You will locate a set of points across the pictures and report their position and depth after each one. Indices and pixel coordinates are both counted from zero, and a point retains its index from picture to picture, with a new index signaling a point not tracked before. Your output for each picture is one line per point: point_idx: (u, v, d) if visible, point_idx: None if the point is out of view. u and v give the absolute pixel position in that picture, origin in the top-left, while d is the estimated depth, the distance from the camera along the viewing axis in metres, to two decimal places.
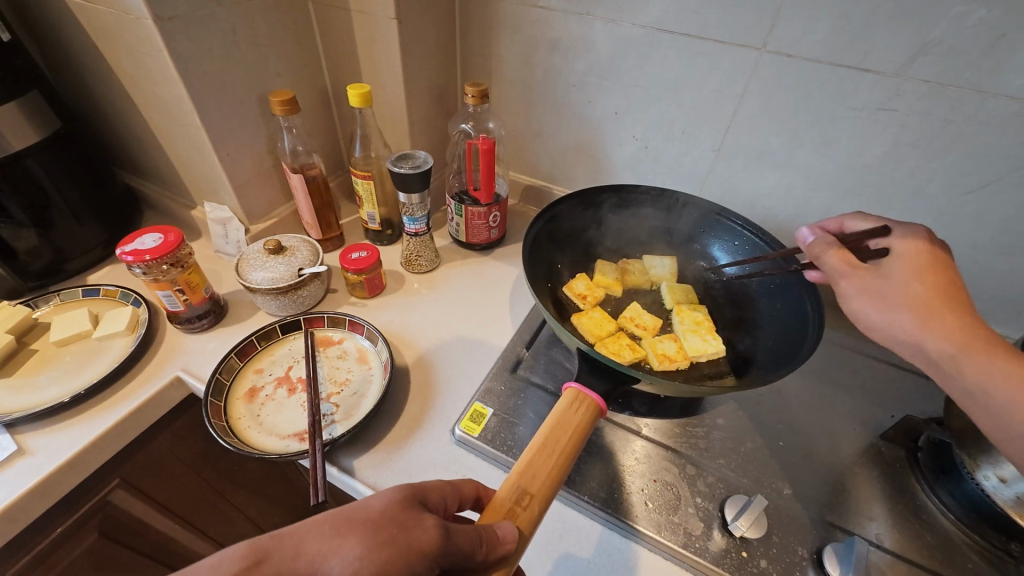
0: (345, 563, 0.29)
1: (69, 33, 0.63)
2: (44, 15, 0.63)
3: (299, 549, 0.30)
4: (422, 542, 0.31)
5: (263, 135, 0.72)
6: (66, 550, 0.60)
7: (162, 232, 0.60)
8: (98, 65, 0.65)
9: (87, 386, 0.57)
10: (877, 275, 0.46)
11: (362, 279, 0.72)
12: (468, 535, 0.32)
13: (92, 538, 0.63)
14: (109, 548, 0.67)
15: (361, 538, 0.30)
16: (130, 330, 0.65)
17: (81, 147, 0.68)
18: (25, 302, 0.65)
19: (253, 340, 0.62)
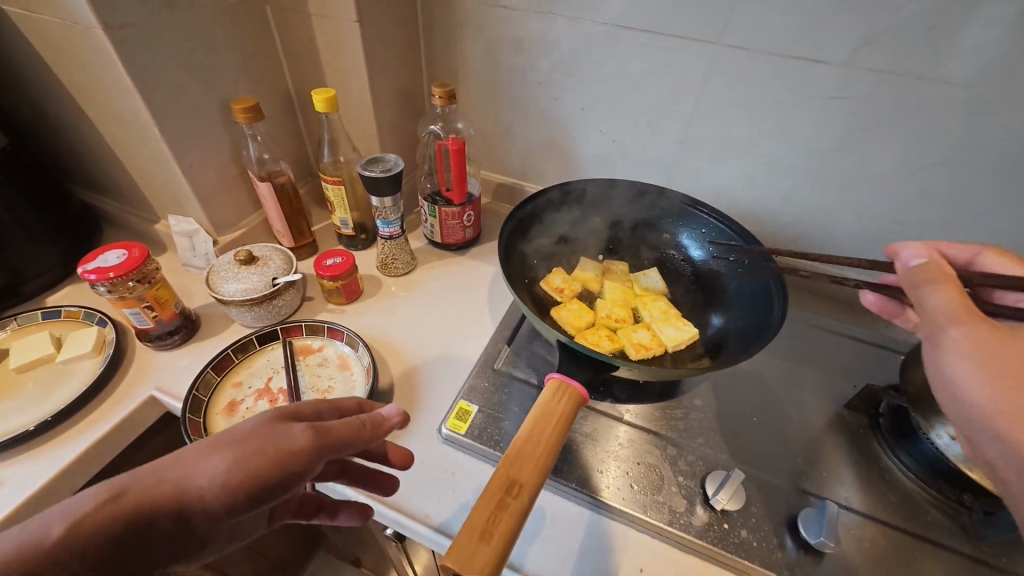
0: (213, 477, 0.30)
1: (11, 43, 0.60)
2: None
3: (159, 477, 0.29)
4: (298, 446, 0.32)
5: (227, 142, 0.70)
6: None
7: (125, 248, 0.58)
8: (45, 75, 0.62)
9: (55, 411, 0.55)
10: (1014, 336, 0.37)
11: (338, 285, 0.71)
12: (341, 431, 0.34)
13: None
14: None
15: (229, 453, 0.31)
16: (97, 350, 0.62)
17: (32, 164, 0.65)
18: None
19: (229, 353, 0.61)
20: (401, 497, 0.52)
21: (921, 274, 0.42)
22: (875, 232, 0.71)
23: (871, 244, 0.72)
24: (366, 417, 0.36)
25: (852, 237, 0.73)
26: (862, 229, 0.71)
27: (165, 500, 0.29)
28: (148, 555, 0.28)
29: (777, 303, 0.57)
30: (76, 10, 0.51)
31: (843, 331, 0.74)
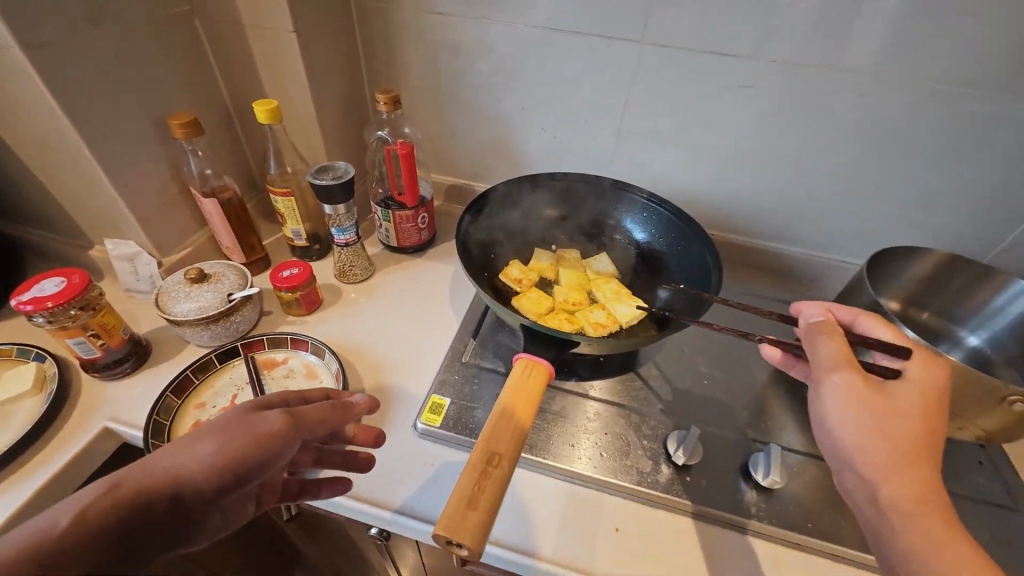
0: (204, 461, 0.34)
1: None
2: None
3: (150, 467, 0.33)
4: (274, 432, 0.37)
5: (164, 160, 0.68)
6: None
7: (63, 275, 0.55)
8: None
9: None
10: (889, 399, 0.43)
11: (297, 296, 0.71)
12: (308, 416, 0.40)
13: None
14: None
15: (213, 439, 0.35)
16: (38, 387, 0.59)
17: None
18: None
19: (189, 375, 0.60)
20: (384, 494, 0.53)
21: (839, 386, 0.43)
22: (793, 205, 0.79)
23: (791, 216, 0.81)
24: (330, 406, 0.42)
25: (774, 211, 0.81)
26: (781, 203, 0.80)
27: (162, 488, 0.32)
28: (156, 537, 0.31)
29: (714, 273, 0.63)
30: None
31: (774, 296, 0.82)
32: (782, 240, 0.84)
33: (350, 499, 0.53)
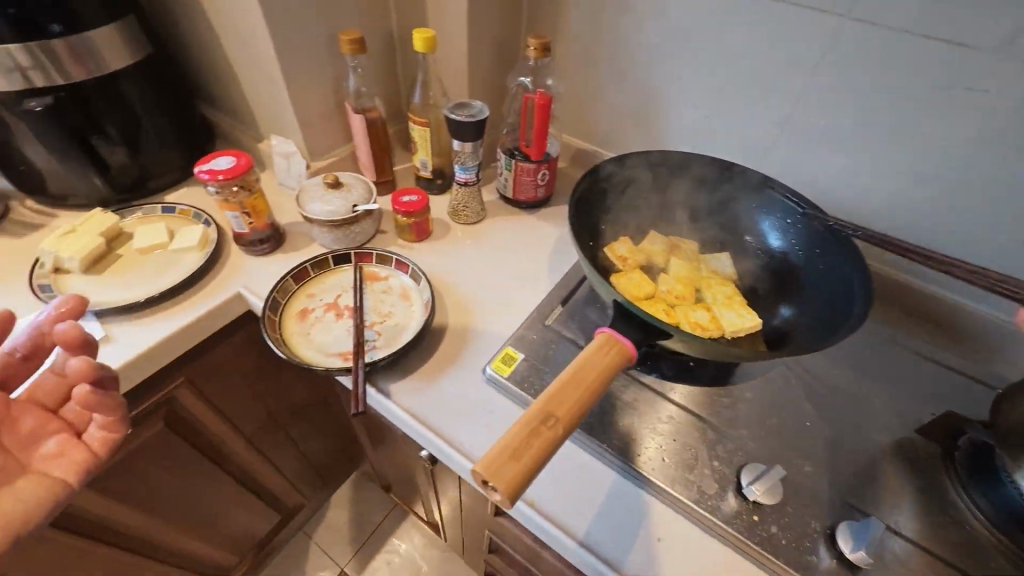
0: None
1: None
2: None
3: None
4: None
5: (330, 75, 0.75)
6: (137, 433, 0.67)
7: (235, 155, 0.65)
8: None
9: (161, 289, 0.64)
10: None
11: (410, 222, 0.75)
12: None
13: (160, 428, 0.70)
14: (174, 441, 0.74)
15: None
16: (200, 246, 0.70)
17: (167, 77, 0.77)
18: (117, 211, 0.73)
19: (307, 267, 0.67)
20: (440, 421, 0.56)
21: None
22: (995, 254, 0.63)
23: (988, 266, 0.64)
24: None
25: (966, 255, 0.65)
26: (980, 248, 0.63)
27: None
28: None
29: (860, 301, 0.53)
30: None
31: (931, 356, 0.67)
32: (965, 293, 0.67)
33: (411, 417, 0.56)
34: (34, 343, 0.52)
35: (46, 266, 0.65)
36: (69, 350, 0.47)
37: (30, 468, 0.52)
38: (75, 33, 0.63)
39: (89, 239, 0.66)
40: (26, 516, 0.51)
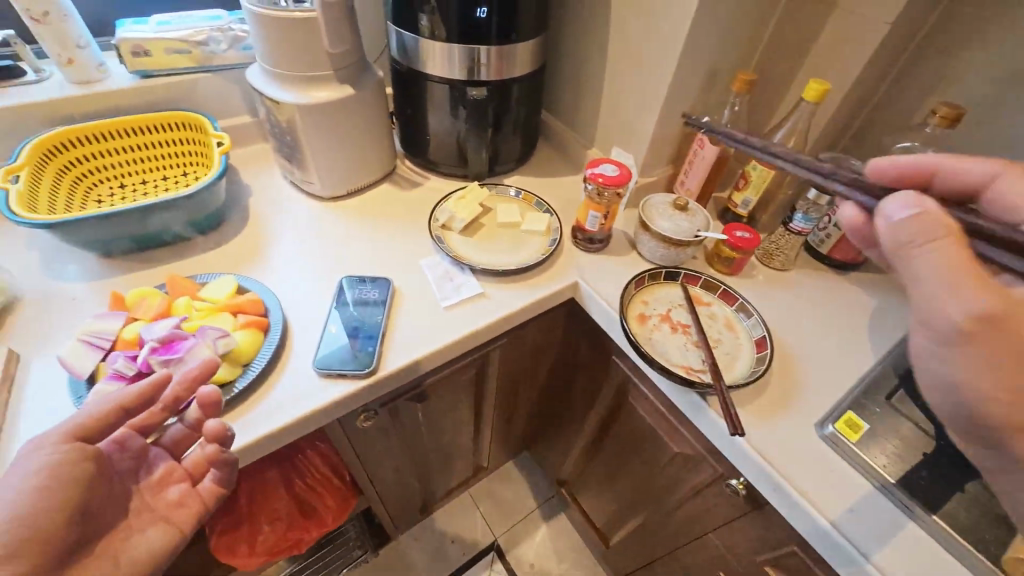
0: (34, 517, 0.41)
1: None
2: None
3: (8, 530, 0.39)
4: (64, 453, 0.44)
5: (693, 104, 0.80)
6: (460, 375, 0.79)
7: (616, 166, 0.73)
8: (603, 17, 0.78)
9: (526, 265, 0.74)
10: None
11: (734, 257, 0.77)
12: (91, 427, 0.45)
13: (470, 376, 0.82)
14: (469, 388, 0.86)
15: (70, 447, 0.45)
16: (545, 232, 0.80)
17: (539, 83, 0.88)
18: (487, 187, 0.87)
19: (645, 276, 0.74)
20: (784, 466, 0.57)
21: None
22: None
23: None
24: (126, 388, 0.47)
25: None
26: None
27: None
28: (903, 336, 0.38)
29: None
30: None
31: None
32: None
33: (754, 451, 0.58)
34: (183, 435, 0.54)
35: (439, 221, 0.78)
36: (212, 409, 0.49)
37: (159, 516, 0.51)
38: (514, 47, 0.77)
39: (472, 207, 0.79)
40: (164, 554, 0.50)
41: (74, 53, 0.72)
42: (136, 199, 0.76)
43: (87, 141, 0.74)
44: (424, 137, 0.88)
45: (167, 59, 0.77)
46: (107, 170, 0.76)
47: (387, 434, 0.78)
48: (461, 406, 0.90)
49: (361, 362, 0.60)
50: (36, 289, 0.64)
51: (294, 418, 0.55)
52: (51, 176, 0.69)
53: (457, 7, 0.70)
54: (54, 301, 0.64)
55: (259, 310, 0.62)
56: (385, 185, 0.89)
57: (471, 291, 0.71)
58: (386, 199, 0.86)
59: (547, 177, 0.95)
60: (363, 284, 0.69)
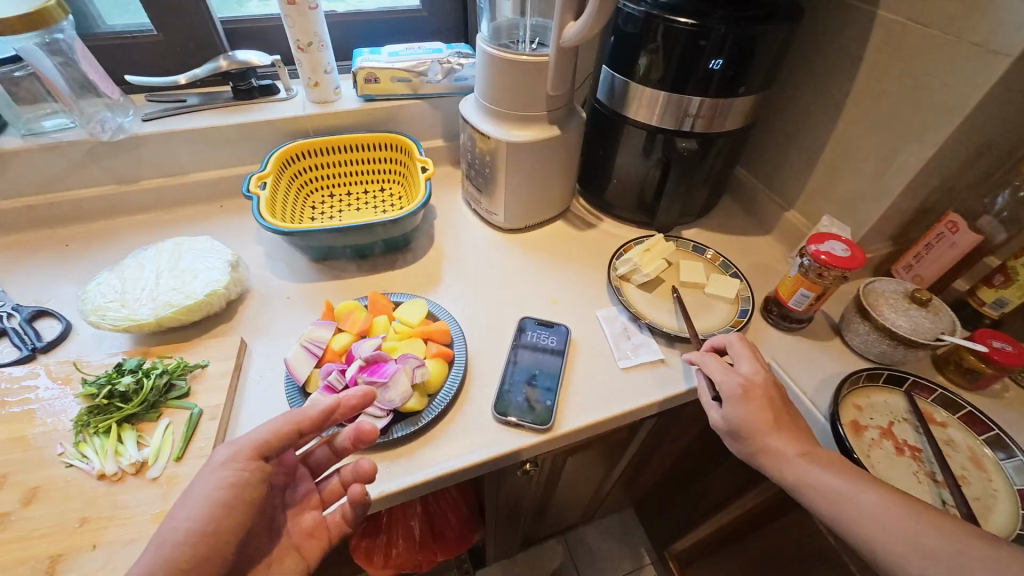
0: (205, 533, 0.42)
1: (849, 44, 0.67)
2: (833, 23, 0.68)
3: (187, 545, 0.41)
4: (242, 472, 0.44)
5: (948, 179, 0.67)
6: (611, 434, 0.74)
7: (847, 245, 0.61)
8: (850, 75, 0.69)
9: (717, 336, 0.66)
10: None
11: (986, 372, 0.61)
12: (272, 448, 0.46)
13: (619, 436, 0.76)
14: (613, 447, 0.80)
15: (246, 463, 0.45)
16: (733, 300, 0.73)
17: (745, 139, 0.79)
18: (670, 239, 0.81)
19: (862, 375, 0.61)
20: None
21: None
22: None
23: None
24: (304, 409, 0.47)
25: None
26: None
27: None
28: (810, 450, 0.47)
29: None
30: (1019, 40, 0.51)
31: None
32: None
33: None
34: (325, 458, 0.55)
35: (619, 272, 0.74)
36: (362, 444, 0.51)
37: (292, 543, 0.52)
38: (735, 100, 0.70)
39: (657, 262, 0.74)
40: None
41: (320, 77, 0.81)
42: (344, 210, 0.83)
43: (316, 154, 0.82)
44: (608, 179, 0.85)
45: (390, 86, 0.84)
46: (325, 180, 0.85)
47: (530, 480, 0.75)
48: (596, 461, 0.86)
49: (538, 416, 0.58)
50: (262, 283, 0.73)
51: (472, 462, 0.55)
52: (286, 183, 0.78)
53: (686, 59, 0.66)
54: (274, 297, 0.71)
55: (446, 340, 0.63)
56: (559, 223, 0.88)
57: (650, 354, 0.66)
58: (560, 238, 0.85)
59: (730, 235, 0.87)
60: (542, 328, 0.68)
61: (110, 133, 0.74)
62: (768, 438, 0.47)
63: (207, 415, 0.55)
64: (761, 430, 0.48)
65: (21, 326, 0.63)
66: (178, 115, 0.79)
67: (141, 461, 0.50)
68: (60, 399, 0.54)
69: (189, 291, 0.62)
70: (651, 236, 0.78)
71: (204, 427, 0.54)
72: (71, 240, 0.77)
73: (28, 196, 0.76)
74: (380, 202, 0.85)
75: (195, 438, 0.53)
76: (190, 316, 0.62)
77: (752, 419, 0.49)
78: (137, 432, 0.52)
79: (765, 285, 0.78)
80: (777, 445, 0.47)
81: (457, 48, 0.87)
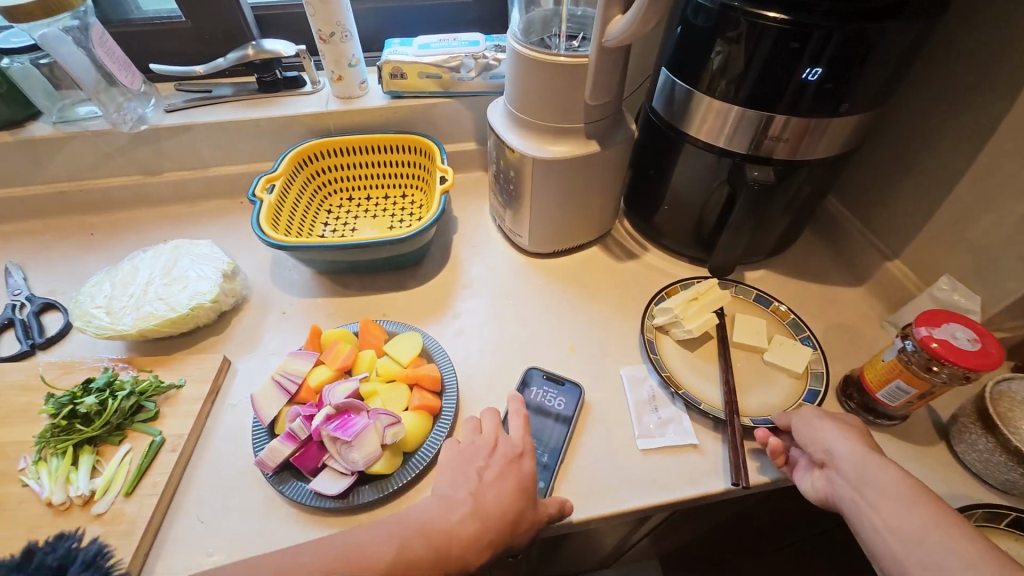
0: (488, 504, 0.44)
1: (1013, 53, 0.49)
2: (991, 22, 0.50)
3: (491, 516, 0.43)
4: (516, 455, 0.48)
5: None
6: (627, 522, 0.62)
7: (976, 334, 0.45)
8: (1006, 94, 0.50)
9: (768, 424, 0.52)
10: None
11: None
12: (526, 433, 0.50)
13: (637, 523, 0.64)
14: (630, 528, 0.68)
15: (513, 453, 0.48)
16: (801, 374, 0.57)
17: (842, 169, 0.62)
18: (732, 287, 0.66)
19: (973, 512, 0.46)
20: None
21: None
22: None
23: None
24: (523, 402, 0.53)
25: None
26: None
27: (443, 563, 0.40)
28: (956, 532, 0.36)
29: None
30: None
31: None
32: None
33: None
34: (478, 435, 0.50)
35: (655, 322, 0.62)
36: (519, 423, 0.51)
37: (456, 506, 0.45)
38: (833, 122, 0.54)
39: (705, 316, 0.60)
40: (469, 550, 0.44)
41: (344, 71, 0.74)
42: (359, 217, 0.77)
43: (334, 154, 0.76)
44: (658, 203, 0.71)
45: (417, 82, 0.75)
46: (343, 182, 0.79)
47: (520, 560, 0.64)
48: (612, 537, 0.73)
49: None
50: (260, 293, 0.68)
51: None
52: (299, 185, 0.73)
53: (771, 60, 0.51)
54: (270, 309, 0.66)
55: (435, 389, 0.55)
56: (595, 249, 0.76)
57: (679, 437, 0.54)
58: (593, 268, 0.73)
59: (808, 282, 0.70)
60: (551, 385, 0.58)
61: (130, 124, 0.73)
62: (883, 501, 0.39)
63: (168, 446, 0.51)
64: (874, 494, 0.40)
65: (28, 319, 0.63)
66: (202, 106, 0.76)
67: (89, 492, 0.47)
68: (37, 407, 0.53)
69: (173, 302, 0.59)
70: (704, 280, 0.64)
71: (163, 459, 0.50)
72: (96, 228, 0.77)
73: (62, 182, 0.77)
74: (398, 210, 0.77)
75: (150, 472, 0.49)
76: (172, 328, 0.59)
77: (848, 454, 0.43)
78: (96, 457, 0.49)
79: (847, 354, 0.62)
80: (893, 514, 0.38)
81: (496, 41, 0.76)
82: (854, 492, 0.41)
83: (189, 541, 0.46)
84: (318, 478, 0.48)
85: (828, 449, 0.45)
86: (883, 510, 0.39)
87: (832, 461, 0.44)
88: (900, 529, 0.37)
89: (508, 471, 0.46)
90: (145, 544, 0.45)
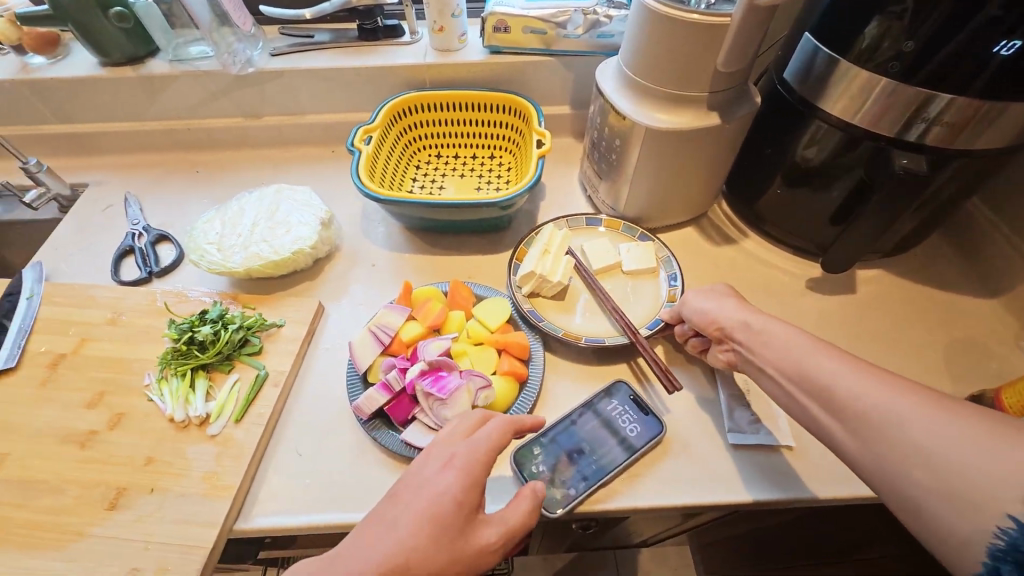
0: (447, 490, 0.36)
1: None
2: None
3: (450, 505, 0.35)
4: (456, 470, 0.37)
5: None
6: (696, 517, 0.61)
7: None
8: None
9: (660, 327, 0.57)
10: None
11: None
12: (497, 441, 0.39)
13: (704, 519, 0.63)
14: (694, 523, 0.67)
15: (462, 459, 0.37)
16: (653, 269, 0.64)
17: (1003, 165, 0.55)
18: (664, 253, 0.65)
19: None
20: None
21: None
22: None
23: None
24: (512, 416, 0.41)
25: None
26: None
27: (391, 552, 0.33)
28: (833, 354, 0.38)
29: None
30: None
31: None
32: None
33: None
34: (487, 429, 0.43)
35: (525, 292, 0.61)
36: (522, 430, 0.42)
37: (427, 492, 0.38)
38: (1011, 108, 0.47)
39: (564, 262, 0.61)
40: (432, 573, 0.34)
41: (446, 21, 0.72)
42: (446, 175, 0.76)
43: (428, 108, 0.75)
44: (768, 186, 0.66)
45: (521, 37, 0.72)
46: (433, 139, 0.78)
47: (575, 534, 0.65)
48: (671, 528, 0.73)
49: (547, 498, 0.46)
50: (350, 243, 0.69)
51: (497, 514, 0.47)
52: (392, 139, 0.73)
53: (948, 31, 0.44)
54: (360, 261, 0.68)
55: (523, 357, 0.54)
56: (688, 230, 0.72)
57: (776, 437, 0.51)
58: (685, 250, 0.70)
59: (931, 289, 0.64)
60: (634, 408, 0.52)
61: (239, 67, 0.74)
62: (780, 361, 0.40)
63: (271, 380, 0.54)
64: (761, 348, 0.42)
65: (146, 248, 0.68)
66: (305, 51, 0.76)
67: (205, 414, 0.51)
68: (159, 330, 0.58)
69: (276, 246, 0.62)
70: (541, 231, 0.65)
71: (267, 393, 0.53)
72: (202, 166, 0.81)
73: (173, 118, 0.80)
74: (486, 171, 0.76)
75: (256, 402, 0.52)
76: (274, 270, 0.61)
77: (737, 332, 0.45)
78: (209, 382, 0.53)
79: (972, 372, 0.56)
80: (795, 371, 0.39)
81: None
82: (750, 355, 0.43)
83: (291, 471, 0.49)
84: (409, 429, 0.49)
85: (715, 317, 0.48)
86: (784, 372, 0.39)
87: (727, 336, 0.47)
88: (791, 370, 0.39)
89: (426, 489, 0.36)
90: (252, 468, 0.49)
